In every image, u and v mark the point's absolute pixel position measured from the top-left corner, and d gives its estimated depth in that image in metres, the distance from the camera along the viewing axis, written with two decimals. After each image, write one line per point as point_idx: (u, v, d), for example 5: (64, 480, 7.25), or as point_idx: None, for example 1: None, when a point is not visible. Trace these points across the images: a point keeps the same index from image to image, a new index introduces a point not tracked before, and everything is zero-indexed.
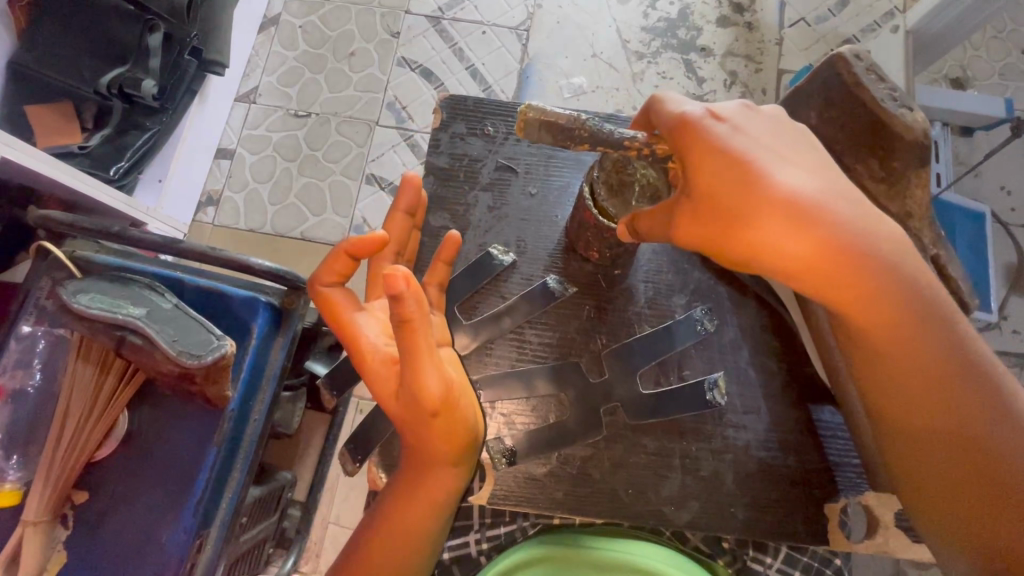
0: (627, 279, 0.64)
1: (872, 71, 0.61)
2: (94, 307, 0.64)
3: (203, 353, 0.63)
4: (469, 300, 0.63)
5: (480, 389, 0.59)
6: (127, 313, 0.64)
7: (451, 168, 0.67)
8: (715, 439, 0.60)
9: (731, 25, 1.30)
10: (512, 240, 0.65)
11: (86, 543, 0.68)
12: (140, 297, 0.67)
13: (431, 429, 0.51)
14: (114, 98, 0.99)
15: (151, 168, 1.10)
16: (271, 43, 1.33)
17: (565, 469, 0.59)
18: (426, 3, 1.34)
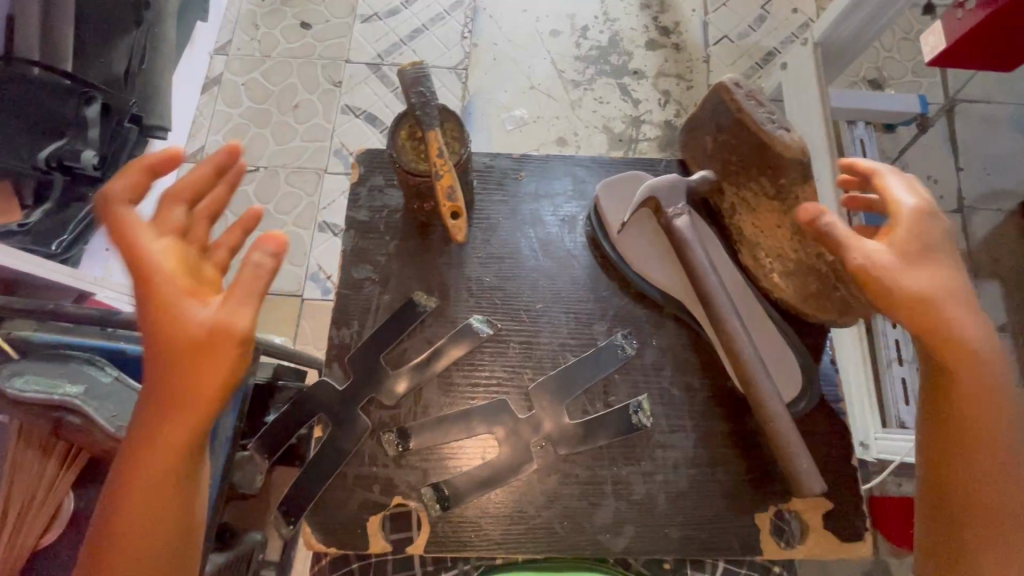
0: (549, 313, 0.66)
1: (752, 97, 0.64)
2: (30, 391, 0.63)
3: None
4: (396, 350, 0.63)
5: (410, 438, 0.60)
6: (64, 392, 0.64)
7: (372, 221, 0.67)
8: (645, 461, 0.61)
9: (660, 47, 1.36)
10: (435, 285, 0.65)
11: None
12: (78, 372, 0.67)
13: (157, 455, 0.47)
14: (54, 171, 1.00)
15: (97, 238, 1.10)
16: (214, 102, 1.35)
17: (498, 508, 0.59)
18: (366, 51, 1.37)
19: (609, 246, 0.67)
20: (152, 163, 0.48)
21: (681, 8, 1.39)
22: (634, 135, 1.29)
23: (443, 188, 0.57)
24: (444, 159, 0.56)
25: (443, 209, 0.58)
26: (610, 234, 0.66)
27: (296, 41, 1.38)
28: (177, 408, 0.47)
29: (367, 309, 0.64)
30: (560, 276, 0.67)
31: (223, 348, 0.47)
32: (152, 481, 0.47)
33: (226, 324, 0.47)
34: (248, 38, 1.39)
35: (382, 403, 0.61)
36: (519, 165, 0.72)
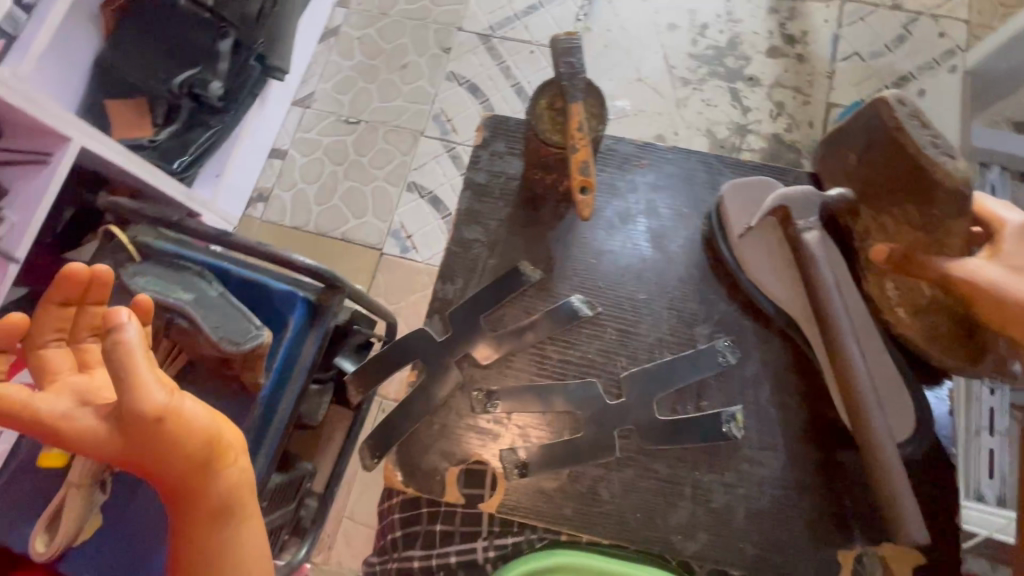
0: (653, 304, 0.67)
1: (916, 118, 0.60)
2: (150, 290, 0.72)
3: (242, 341, 0.68)
4: (495, 313, 0.66)
5: (498, 400, 0.63)
6: (179, 300, 0.70)
7: (488, 184, 0.69)
8: (731, 473, 0.63)
9: (781, 55, 1.29)
10: (542, 257, 0.67)
11: (121, 507, 0.71)
12: (192, 284, 0.73)
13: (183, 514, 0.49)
14: (184, 98, 1.08)
15: (210, 164, 1.17)
16: (329, 52, 1.40)
17: (574, 485, 0.62)
18: (479, 21, 1.38)
19: (728, 253, 0.67)
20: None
21: (813, 17, 1.31)
22: (738, 144, 1.24)
23: (578, 162, 0.59)
24: (582, 134, 0.58)
25: (574, 180, 0.59)
26: (731, 238, 0.66)
27: (414, 3, 1.41)
28: (169, 482, 0.48)
29: (473, 268, 0.67)
30: (671, 270, 0.68)
31: (151, 418, 0.45)
32: (200, 532, 0.49)
33: (135, 406, 0.44)
34: None
35: (475, 361, 0.65)
36: (640, 152, 0.71)
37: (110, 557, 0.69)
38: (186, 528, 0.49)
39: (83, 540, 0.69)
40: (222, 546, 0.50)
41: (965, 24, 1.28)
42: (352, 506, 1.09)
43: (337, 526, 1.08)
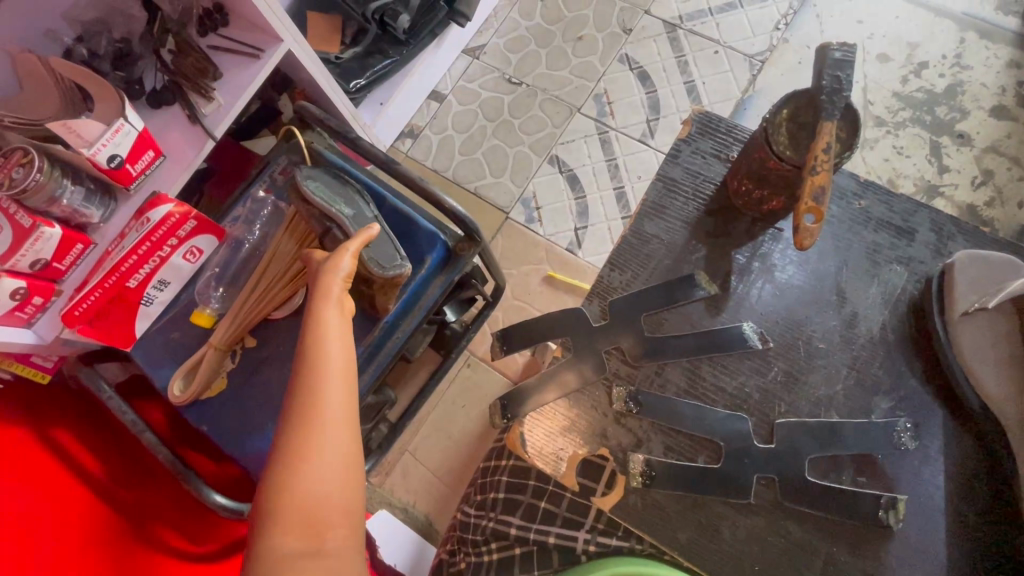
0: (827, 357, 0.65)
1: None
2: (318, 197, 0.74)
3: (386, 266, 0.70)
4: (656, 316, 0.67)
5: (642, 404, 0.64)
6: (341, 211, 0.73)
7: (680, 180, 0.70)
8: (870, 558, 0.60)
9: (1008, 118, 1.11)
10: (719, 273, 0.68)
11: (244, 380, 0.79)
12: (352, 199, 0.76)
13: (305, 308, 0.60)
14: (373, 24, 1.12)
15: (378, 91, 1.23)
16: (511, 9, 1.39)
17: (697, 512, 0.62)
18: (669, 9, 1.31)
19: (940, 317, 0.63)
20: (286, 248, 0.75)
21: None
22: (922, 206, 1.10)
23: (812, 186, 0.55)
24: (828, 155, 0.54)
25: (801, 205, 0.55)
26: (949, 313, 0.63)
27: None
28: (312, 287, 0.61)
29: (643, 264, 0.68)
30: (813, 317, 0.66)
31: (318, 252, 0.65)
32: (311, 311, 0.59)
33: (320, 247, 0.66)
34: None
35: (625, 355, 0.66)
36: None
37: (225, 417, 0.77)
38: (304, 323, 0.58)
39: (208, 396, 0.78)
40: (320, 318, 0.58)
41: None
42: (418, 443, 1.14)
43: (400, 457, 1.14)
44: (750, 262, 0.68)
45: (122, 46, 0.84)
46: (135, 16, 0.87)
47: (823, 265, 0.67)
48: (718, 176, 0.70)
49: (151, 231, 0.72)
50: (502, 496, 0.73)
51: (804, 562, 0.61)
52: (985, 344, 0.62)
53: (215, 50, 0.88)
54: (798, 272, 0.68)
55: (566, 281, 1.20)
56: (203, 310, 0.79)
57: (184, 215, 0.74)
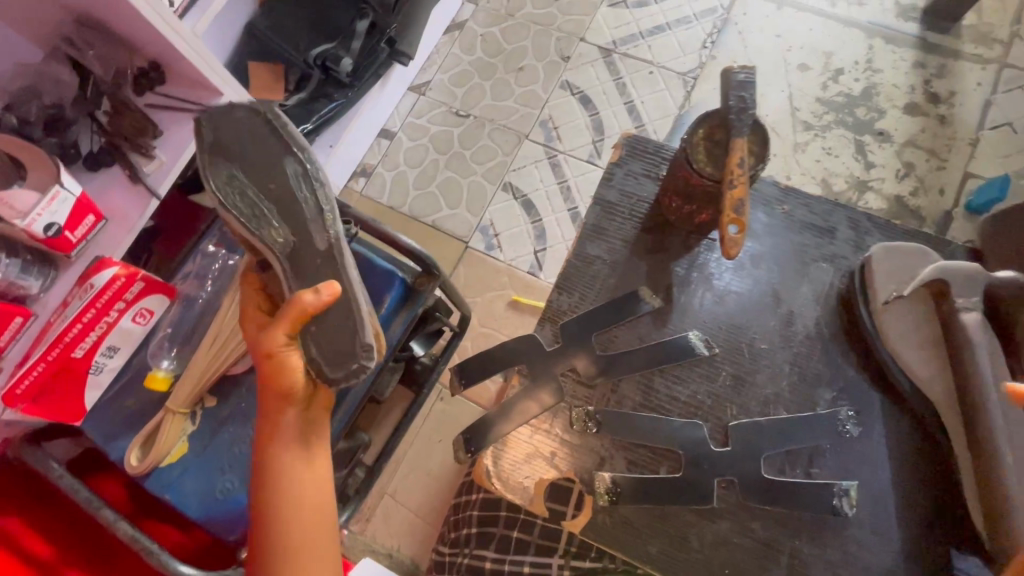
0: (776, 356, 0.68)
1: None
2: None
3: (339, 376, 0.56)
4: (606, 333, 0.69)
5: (599, 423, 0.65)
6: (275, 244, 0.58)
7: (617, 202, 0.73)
8: (838, 547, 0.62)
9: (920, 114, 1.20)
10: (664, 287, 0.70)
11: (205, 441, 0.76)
12: (313, 240, 0.59)
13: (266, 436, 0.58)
14: (316, 69, 1.14)
15: (326, 134, 1.24)
16: (452, 45, 1.43)
17: (665, 522, 0.63)
18: (602, 35, 1.38)
19: (868, 306, 0.67)
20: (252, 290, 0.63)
21: (964, 77, 1.21)
22: (855, 201, 1.17)
23: (733, 198, 0.59)
24: (742, 170, 0.58)
25: (725, 216, 0.59)
26: (874, 302, 0.66)
27: (542, 9, 1.42)
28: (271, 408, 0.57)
29: (595, 282, 0.71)
30: (753, 312, 0.69)
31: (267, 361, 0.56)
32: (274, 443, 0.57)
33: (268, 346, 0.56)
34: None
35: (577, 380, 0.67)
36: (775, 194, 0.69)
37: (188, 483, 0.74)
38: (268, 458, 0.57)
39: (167, 463, 0.74)
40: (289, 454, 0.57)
41: None
42: (396, 484, 1.12)
43: (379, 501, 1.11)
44: (688, 273, 0.71)
45: (54, 112, 0.81)
46: (67, 82, 0.83)
47: (761, 268, 0.71)
48: (650, 196, 0.73)
49: (95, 298, 0.70)
50: (476, 530, 0.74)
51: (772, 559, 0.62)
52: (912, 330, 0.65)
53: (153, 108, 0.87)
54: (740, 280, 0.71)
55: (531, 304, 1.22)
56: (157, 373, 0.77)
57: (130, 277, 0.73)
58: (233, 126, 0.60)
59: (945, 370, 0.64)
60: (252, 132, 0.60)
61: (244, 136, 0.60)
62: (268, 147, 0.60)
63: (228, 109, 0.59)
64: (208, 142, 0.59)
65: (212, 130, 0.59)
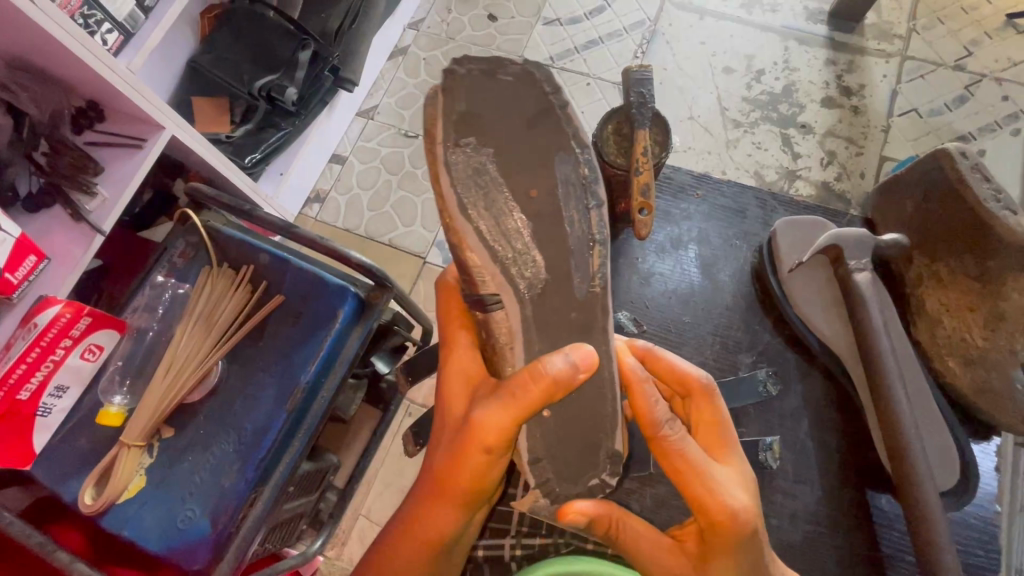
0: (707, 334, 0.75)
1: (977, 170, 0.78)
2: (227, 237, 0.84)
3: (582, 478, 0.60)
4: None
5: None
6: (520, 274, 0.52)
7: None
8: None
9: (836, 106, 1.30)
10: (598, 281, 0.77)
11: (164, 474, 0.75)
12: (567, 286, 0.53)
13: (439, 501, 0.62)
14: (261, 100, 1.15)
15: (275, 163, 1.25)
16: (396, 70, 1.47)
17: None
18: (539, 52, 1.44)
19: (774, 281, 0.84)
20: (467, 343, 0.64)
21: (871, 70, 1.32)
22: (785, 189, 1.25)
23: (639, 184, 0.68)
24: (645, 158, 0.68)
25: (635, 202, 0.67)
26: (780, 272, 0.84)
27: (480, 30, 1.48)
28: (455, 480, 0.59)
29: None
30: (698, 295, 0.89)
31: (473, 442, 0.55)
32: (439, 502, 0.62)
33: (499, 430, 0.54)
34: (440, 19, 1.50)
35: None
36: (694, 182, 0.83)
37: (147, 518, 0.73)
38: (429, 509, 0.63)
39: (125, 499, 0.74)
40: (443, 511, 0.62)
41: None
42: (370, 505, 1.11)
43: (353, 523, 1.09)
44: None
45: None
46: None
47: (682, 253, 0.91)
48: None
49: (40, 337, 0.69)
50: None
51: None
52: (813, 292, 0.82)
53: (93, 146, 0.88)
54: (662, 264, 0.91)
55: None
56: (109, 410, 0.76)
57: (76, 313, 0.72)
58: (489, 88, 0.49)
59: (844, 329, 0.80)
60: (505, 98, 0.49)
61: (496, 102, 0.49)
62: (538, 127, 0.50)
63: (491, 69, 0.48)
64: (457, 109, 0.49)
65: (465, 92, 0.49)
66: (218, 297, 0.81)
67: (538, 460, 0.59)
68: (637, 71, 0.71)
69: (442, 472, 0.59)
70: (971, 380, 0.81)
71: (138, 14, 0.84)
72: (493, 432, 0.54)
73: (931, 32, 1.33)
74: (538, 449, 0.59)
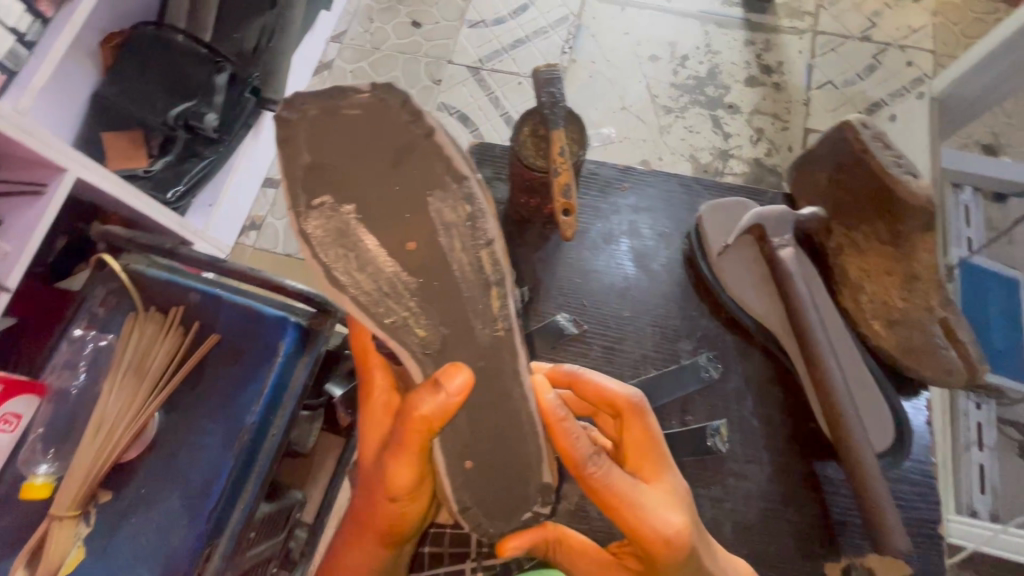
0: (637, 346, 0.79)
1: (875, 139, 0.78)
2: (154, 279, 0.79)
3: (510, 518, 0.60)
4: None
5: None
6: (413, 333, 0.53)
7: None
8: (713, 487, 0.78)
9: (759, 84, 1.34)
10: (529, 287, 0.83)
11: (105, 541, 0.70)
12: (470, 335, 0.54)
13: (365, 537, 0.65)
14: (179, 129, 1.08)
15: (203, 194, 1.19)
16: (323, 85, 1.43)
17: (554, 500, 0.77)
18: (468, 55, 1.43)
19: (704, 263, 0.85)
20: (387, 385, 0.66)
21: (788, 47, 1.37)
22: (720, 169, 1.28)
23: (561, 184, 0.69)
24: (563, 158, 0.69)
25: (557, 203, 0.68)
26: (710, 257, 0.84)
27: (406, 38, 1.45)
28: (379, 517, 0.63)
29: None
30: (635, 288, 0.87)
31: (388, 485, 0.59)
32: (365, 537, 0.65)
33: (408, 473, 0.58)
34: (362, 30, 1.47)
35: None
36: (621, 177, 0.93)
37: None
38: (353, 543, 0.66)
39: None
40: (369, 543, 0.66)
41: (932, 54, 1.35)
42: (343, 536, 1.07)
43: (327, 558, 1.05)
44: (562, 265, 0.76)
45: None
46: None
47: (615, 247, 0.89)
48: (502, 197, 0.88)
49: None
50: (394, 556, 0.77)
51: None
52: (742, 274, 0.83)
53: None
54: (596, 260, 0.88)
55: None
56: (35, 481, 0.71)
57: None
58: (339, 137, 0.50)
59: (777, 306, 0.81)
60: (355, 141, 0.50)
61: (348, 147, 0.50)
62: (403, 166, 0.51)
63: (335, 109, 0.49)
64: (304, 160, 0.50)
65: (311, 143, 0.49)
66: (147, 344, 0.76)
67: (466, 508, 0.58)
68: (546, 72, 0.72)
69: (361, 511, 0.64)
70: (897, 341, 0.79)
71: (20, 49, 0.78)
72: (404, 475, 0.58)
73: (837, 6, 1.39)
74: (466, 499, 0.58)
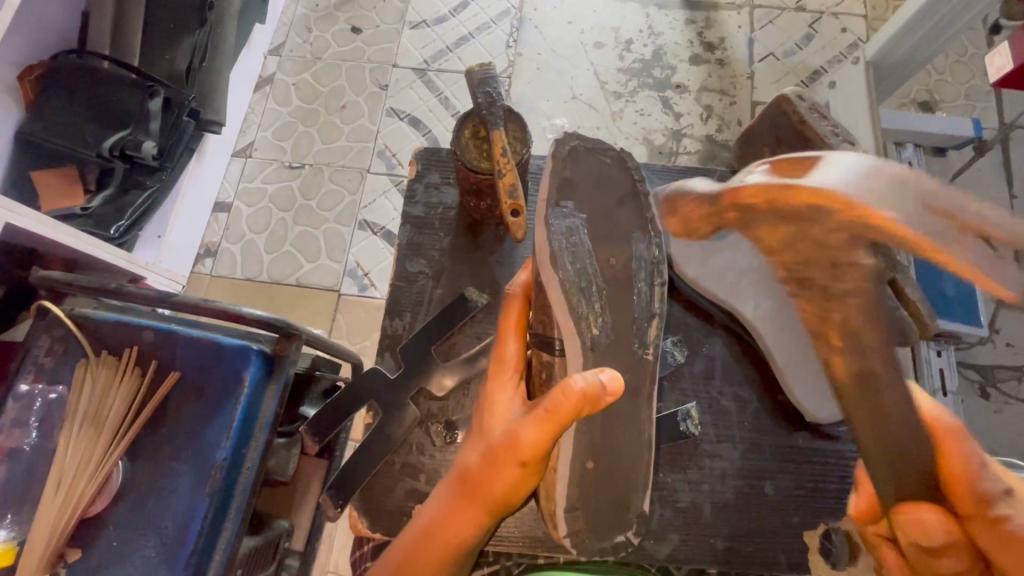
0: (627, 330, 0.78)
1: (813, 110, 0.80)
2: (102, 322, 0.76)
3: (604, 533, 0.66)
4: (448, 343, 0.81)
5: (460, 427, 0.77)
6: (589, 328, 0.60)
7: (427, 215, 0.86)
8: (693, 468, 0.79)
9: (703, 62, 1.36)
10: (486, 286, 0.83)
11: None
12: (625, 351, 0.61)
13: (463, 517, 0.58)
14: (116, 160, 1.03)
15: (150, 226, 1.14)
16: (266, 100, 1.39)
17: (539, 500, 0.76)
18: (412, 57, 1.40)
19: None
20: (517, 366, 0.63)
21: (727, 23, 1.39)
22: (674, 149, 1.29)
23: (506, 185, 0.70)
24: (506, 158, 0.70)
25: (505, 205, 0.71)
26: None
27: (346, 45, 1.42)
28: (481, 488, 0.56)
29: (420, 302, 0.83)
30: None
31: (506, 455, 0.54)
32: (465, 511, 0.58)
33: (529, 446, 0.53)
34: (301, 40, 1.43)
35: (431, 394, 0.79)
36: None
37: None
38: (440, 515, 0.59)
39: None
40: (461, 521, 0.58)
41: (864, 19, 1.38)
42: (336, 559, 1.05)
43: None
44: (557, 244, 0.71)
45: None
46: None
47: None
48: (454, 201, 0.87)
49: None
50: None
51: None
52: None
53: None
54: None
55: None
56: None
57: None
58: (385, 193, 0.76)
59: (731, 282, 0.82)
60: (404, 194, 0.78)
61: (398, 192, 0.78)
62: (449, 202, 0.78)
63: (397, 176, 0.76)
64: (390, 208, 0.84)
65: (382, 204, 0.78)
66: (102, 391, 0.72)
67: (574, 508, 0.63)
68: (480, 71, 0.73)
69: (476, 469, 0.57)
70: None
71: None
72: (522, 437, 0.53)
73: None
74: (576, 498, 0.63)
